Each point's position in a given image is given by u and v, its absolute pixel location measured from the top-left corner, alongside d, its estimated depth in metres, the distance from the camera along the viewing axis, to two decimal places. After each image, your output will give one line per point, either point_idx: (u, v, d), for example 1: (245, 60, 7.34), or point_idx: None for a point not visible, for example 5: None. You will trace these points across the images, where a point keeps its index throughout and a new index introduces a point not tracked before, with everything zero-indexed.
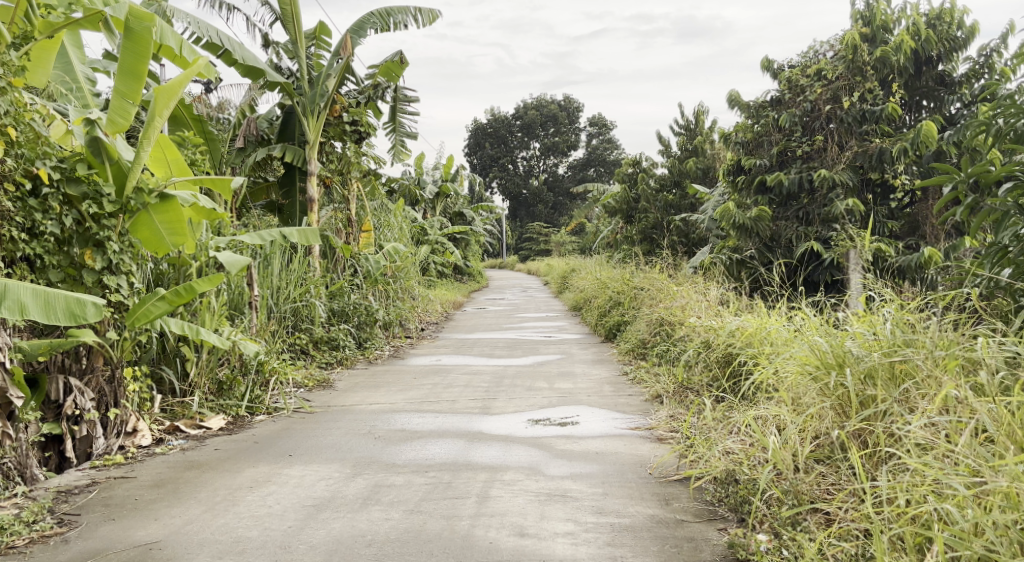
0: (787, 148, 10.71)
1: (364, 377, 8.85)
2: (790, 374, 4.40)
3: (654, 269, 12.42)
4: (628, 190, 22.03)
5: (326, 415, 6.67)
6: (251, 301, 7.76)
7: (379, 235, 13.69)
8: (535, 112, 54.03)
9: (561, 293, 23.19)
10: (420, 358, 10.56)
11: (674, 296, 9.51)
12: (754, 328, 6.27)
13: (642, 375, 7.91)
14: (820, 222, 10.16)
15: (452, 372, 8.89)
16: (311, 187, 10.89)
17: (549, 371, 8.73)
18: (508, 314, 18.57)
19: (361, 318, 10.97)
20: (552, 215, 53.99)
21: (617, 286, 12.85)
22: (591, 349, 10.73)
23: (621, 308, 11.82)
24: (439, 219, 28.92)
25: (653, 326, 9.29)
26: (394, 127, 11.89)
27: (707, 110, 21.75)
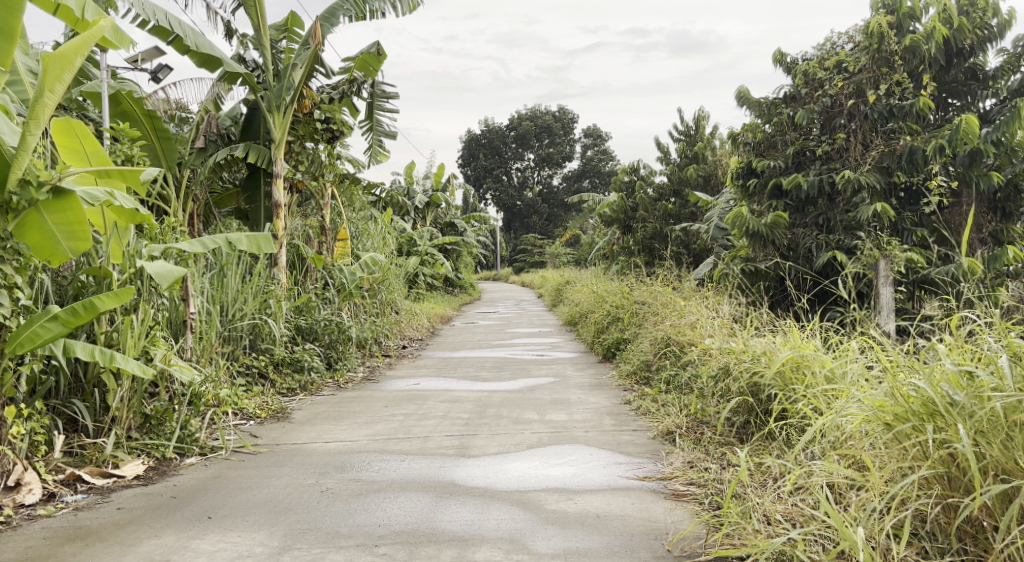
0: (804, 148, 9.68)
1: (328, 405, 7.78)
2: (864, 419, 3.80)
3: (656, 281, 11.37)
4: (625, 199, 21.03)
5: (273, 457, 5.61)
6: (187, 320, 6.61)
7: (358, 246, 12.63)
8: (530, 122, 53.13)
9: (555, 306, 22.16)
10: (397, 381, 9.50)
11: (680, 312, 8.47)
12: (789, 369, 5.24)
13: (646, 404, 6.84)
14: (842, 229, 9.15)
15: (429, 399, 7.82)
16: (277, 191, 9.88)
17: (538, 398, 7.66)
18: (499, 328, 17.53)
19: (332, 335, 9.92)
20: (546, 226, 53.04)
21: (614, 300, 11.82)
22: (588, 371, 9.68)
23: (619, 325, 10.77)
24: (429, 229, 27.90)
25: (656, 346, 8.24)
26: (371, 126, 10.84)
27: (708, 115, 20.75)
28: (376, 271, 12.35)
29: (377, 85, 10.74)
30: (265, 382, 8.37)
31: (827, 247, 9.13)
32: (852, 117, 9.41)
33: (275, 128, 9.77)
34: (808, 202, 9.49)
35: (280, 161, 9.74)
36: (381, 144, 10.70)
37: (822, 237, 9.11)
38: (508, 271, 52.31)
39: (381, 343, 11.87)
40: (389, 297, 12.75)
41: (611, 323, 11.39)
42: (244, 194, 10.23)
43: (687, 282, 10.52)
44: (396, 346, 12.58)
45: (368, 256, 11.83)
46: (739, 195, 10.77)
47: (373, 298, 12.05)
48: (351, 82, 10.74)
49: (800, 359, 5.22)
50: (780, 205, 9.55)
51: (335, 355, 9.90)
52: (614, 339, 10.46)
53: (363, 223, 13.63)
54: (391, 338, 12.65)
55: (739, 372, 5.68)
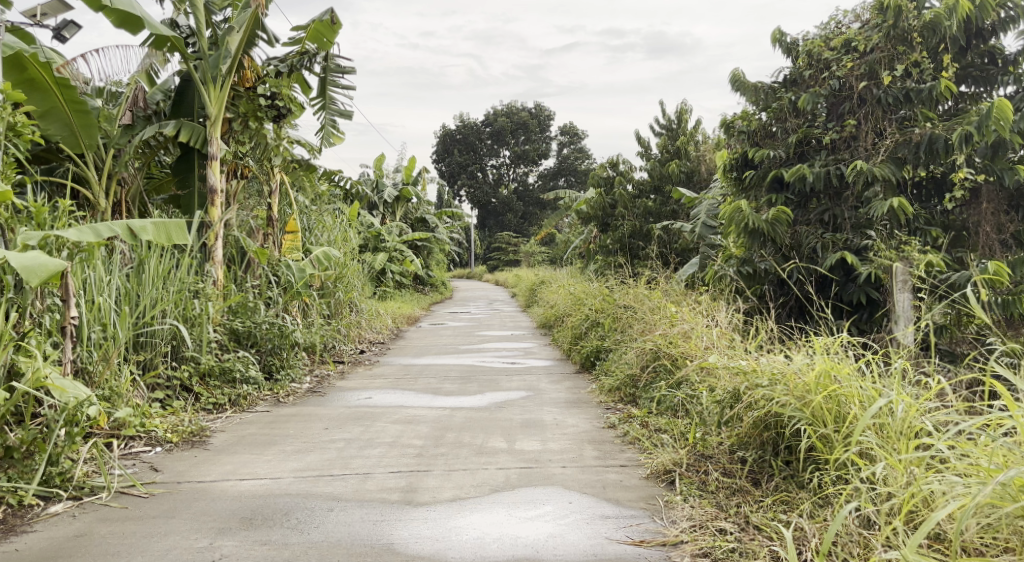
0: (808, 136, 8.53)
1: (259, 425, 6.61)
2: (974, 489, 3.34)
3: (641, 284, 10.27)
4: (604, 195, 20.01)
5: (169, 502, 4.47)
6: (66, 325, 5.28)
7: (310, 240, 11.38)
8: (506, 118, 52.03)
9: (528, 308, 21.07)
10: (347, 393, 8.34)
11: (669, 319, 7.35)
12: (827, 403, 4.21)
13: (635, 431, 5.75)
14: (850, 228, 8.07)
15: (379, 420, 6.67)
16: (213, 174, 8.72)
17: (507, 420, 6.54)
18: (468, 330, 16.43)
19: (272, 340, 8.74)
20: (521, 224, 51.95)
21: (594, 304, 10.72)
22: (564, 383, 8.58)
23: (601, 332, 9.66)
24: (398, 225, 26.69)
25: (643, 358, 7.14)
26: (324, 104, 9.73)
27: (692, 109, 19.72)
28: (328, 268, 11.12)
29: (330, 59, 9.72)
30: (187, 396, 7.18)
31: (833, 248, 8.05)
32: (863, 102, 8.32)
33: (210, 103, 8.61)
34: (816, 195, 8.37)
35: (215, 140, 8.60)
36: (335, 123, 9.58)
37: (828, 235, 8.02)
38: (482, 269, 51.17)
39: (333, 348, 10.66)
40: (346, 298, 11.54)
41: (590, 331, 10.23)
42: (175, 178, 9.00)
43: (676, 284, 9.39)
44: (350, 350, 11.37)
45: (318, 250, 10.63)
46: (734, 189, 9.70)
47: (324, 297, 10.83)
48: (301, 54, 9.60)
49: (846, 393, 4.17)
50: (781, 199, 8.44)
51: (271, 362, 8.75)
52: (595, 347, 9.36)
53: (317, 214, 12.39)
54: (345, 342, 11.42)
55: (759, 405, 4.58)
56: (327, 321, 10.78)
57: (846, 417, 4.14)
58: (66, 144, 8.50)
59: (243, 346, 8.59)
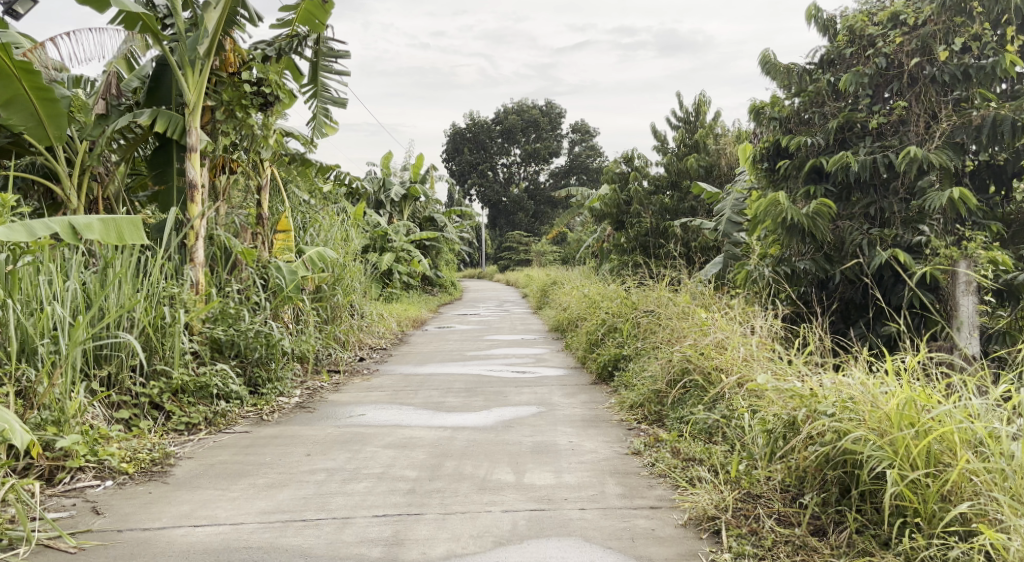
0: (851, 120, 7.65)
1: (234, 450, 5.82)
2: None
3: (662, 286, 9.44)
4: (618, 192, 19.20)
5: (100, 560, 3.67)
6: None
7: (304, 240, 10.58)
8: (517, 116, 51.25)
9: (540, 310, 20.28)
10: (339, 409, 7.55)
11: (697, 326, 6.51)
12: (918, 442, 3.46)
13: (665, 461, 4.93)
14: (900, 222, 7.16)
15: (369, 444, 5.86)
16: (192, 168, 7.94)
17: (516, 444, 5.73)
18: (477, 335, 15.64)
19: (258, 349, 7.97)
20: (532, 223, 51.17)
21: (611, 308, 9.88)
22: (579, 396, 7.76)
23: (622, 339, 8.82)
24: (406, 224, 25.94)
25: (669, 372, 6.31)
26: (316, 90, 8.95)
27: (710, 101, 18.87)
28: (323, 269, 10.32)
29: (323, 43, 9.01)
30: (157, 415, 6.40)
31: (881, 245, 7.18)
32: (912, 82, 7.44)
33: (189, 91, 7.84)
34: (860, 186, 7.50)
35: (194, 130, 7.83)
36: (327, 111, 8.81)
37: (875, 231, 7.14)
38: (493, 269, 50.40)
39: (329, 356, 9.86)
40: (344, 301, 10.76)
41: (608, 338, 9.37)
42: (152, 172, 8.22)
43: (703, 285, 8.54)
44: (348, 358, 10.56)
45: (311, 251, 9.83)
46: (765, 181, 8.83)
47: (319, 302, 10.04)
48: (292, 37, 8.86)
49: (943, 432, 3.46)
50: (821, 190, 7.57)
51: (256, 374, 7.96)
52: (614, 356, 8.53)
53: (312, 212, 11.59)
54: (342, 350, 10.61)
55: (826, 439, 3.75)
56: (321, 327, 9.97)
57: (943, 462, 3.42)
58: (32, 136, 7.75)
59: (225, 357, 7.81)
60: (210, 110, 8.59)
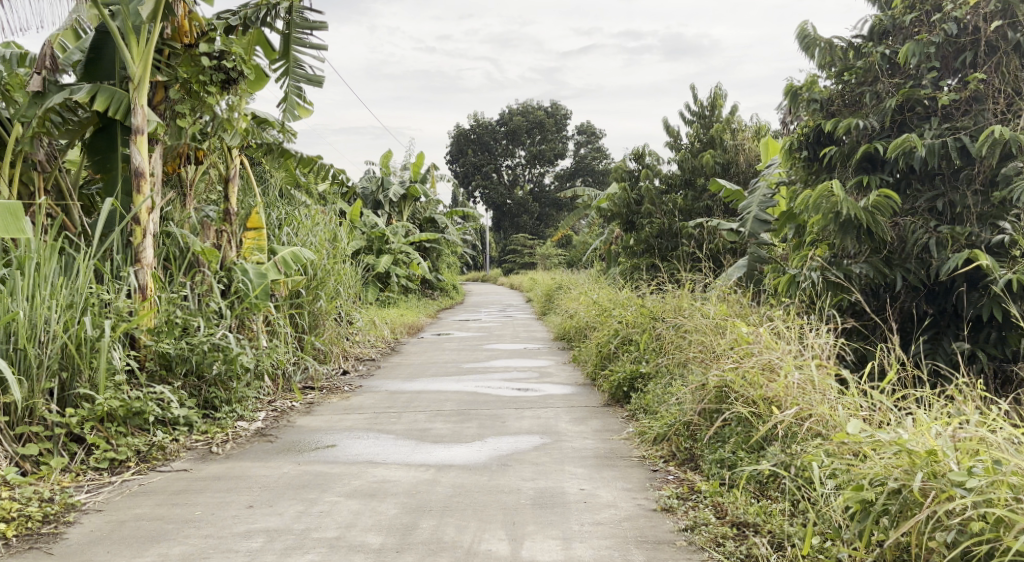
0: (913, 98, 6.48)
1: (161, 497, 4.67)
2: None
3: (684, 294, 8.26)
4: (628, 191, 18.12)
5: None
6: None
7: (280, 240, 9.43)
8: (522, 117, 50.10)
9: (544, 316, 19.13)
10: (306, 438, 6.40)
11: (733, 343, 5.35)
12: None
13: (712, 530, 3.76)
14: (976, 219, 6.03)
15: (329, 491, 4.71)
16: (136, 153, 6.80)
17: (512, 494, 4.56)
18: (477, 343, 14.50)
19: (215, 365, 6.84)
20: (536, 226, 50.07)
21: (626, 318, 8.72)
22: (590, 422, 6.59)
23: (642, 357, 7.66)
24: (404, 226, 24.85)
25: (703, 400, 5.13)
26: (287, 66, 7.85)
27: (727, 94, 17.78)
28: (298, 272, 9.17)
29: (296, 10, 7.79)
30: (76, 450, 5.26)
31: (952, 245, 5.98)
32: (989, 52, 6.31)
33: (133, 61, 6.73)
34: (925, 174, 6.32)
35: (139, 107, 6.69)
36: (300, 89, 7.69)
37: (946, 228, 5.93)
38: (496, 272, 49.27)
39: (301, 370, 8.70)
40: (328, 308, 9.63)
41: (623, 353, 8.19)
42: (92, 159, 7.09)
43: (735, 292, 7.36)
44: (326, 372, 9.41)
45: (284, 251, 8.67)
46: (804, 173, 7.64)
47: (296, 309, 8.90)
48: (261, 5, 7.61)
49: None
50: (876, 180, 6.36)
51: (212, 395, 6.83)
52: (632, 373, 7.37)
53: (290, 210, 10.42)
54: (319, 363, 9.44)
55: (971, 526, 2.92)
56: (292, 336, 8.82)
57: None
58: None
59: (176, 375, 6.68)
60: (163, 87, 7.45)
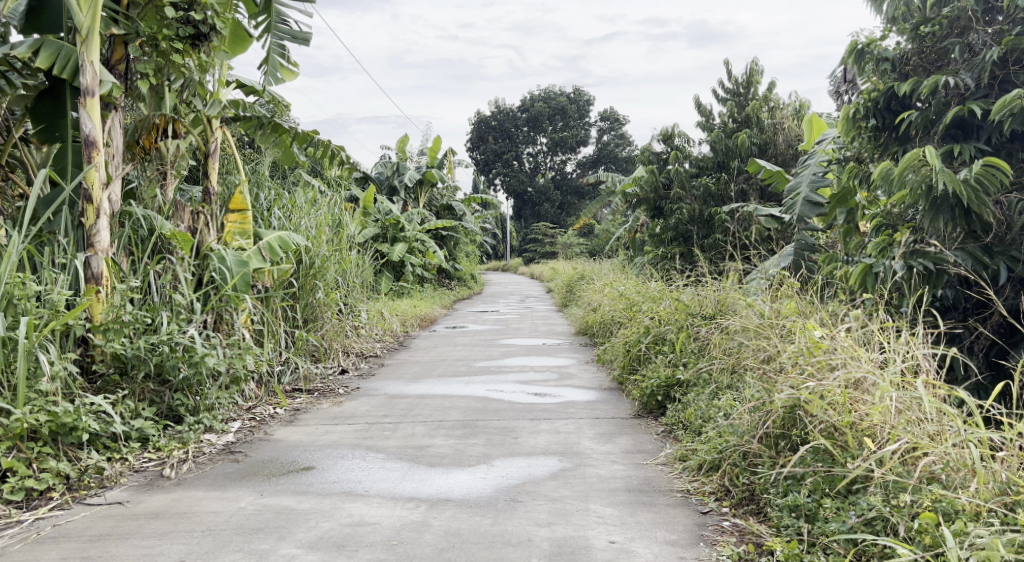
0: (1016, 49, 5.55)
1: (72, 546, 3.66)
2: None
3: (727, 290, 7.17)
4: (657, 174, 17.31)
5: None
6: None
7: (271, 224, 8.44)
8: (544, 103, 49.02)
9: (565, 307, 18.15)
10: (280, 456, 5.37)
11: (803, 351, 4.27)
12: None
13: None
14: None
15: (287, 540, 3.68)
16: (85, 119, 5.80)
17: (521, 549, 3.52)
18: (493, 337, 13.53)
19: (180, 368, 5.80)
20: (558, 215, 48.86)
21: (660, 314, 7.68)
22: (618, 440, 5.55)
23: (681, 362, 6.61)
24: (421, 213, 23.80)
25: (764, 425, 4.05)
26: (269, 20, 6.80)
27: (763, 70, 16.98)
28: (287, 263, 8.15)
29: None
30: None
31: None
32: None
33: (78, 9, 5.74)
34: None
35: (89, 64, 5.71)
36: (285, 48, 6.74)
37: None
38: (516, 262, 48.27)
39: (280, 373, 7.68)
40: (327, 300, 8.90)
41: (656, 355, 7.13)
42: (37, 126, 6.06)
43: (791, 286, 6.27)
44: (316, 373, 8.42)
45: (268, 237, 7.67)
46: (869, 145, 6.74)
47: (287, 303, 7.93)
48: None
49: None
50: (971, 150, 5.42)
51: (176, 403, 5.81)
52: (670, 381, 6.33)
53: (285, 193, 9.44)
54: (310, 363, 8.45)
55: None
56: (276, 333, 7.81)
57: None
58: None
59: (133, 381, 5.66)
60: (124, 43, 6.40)
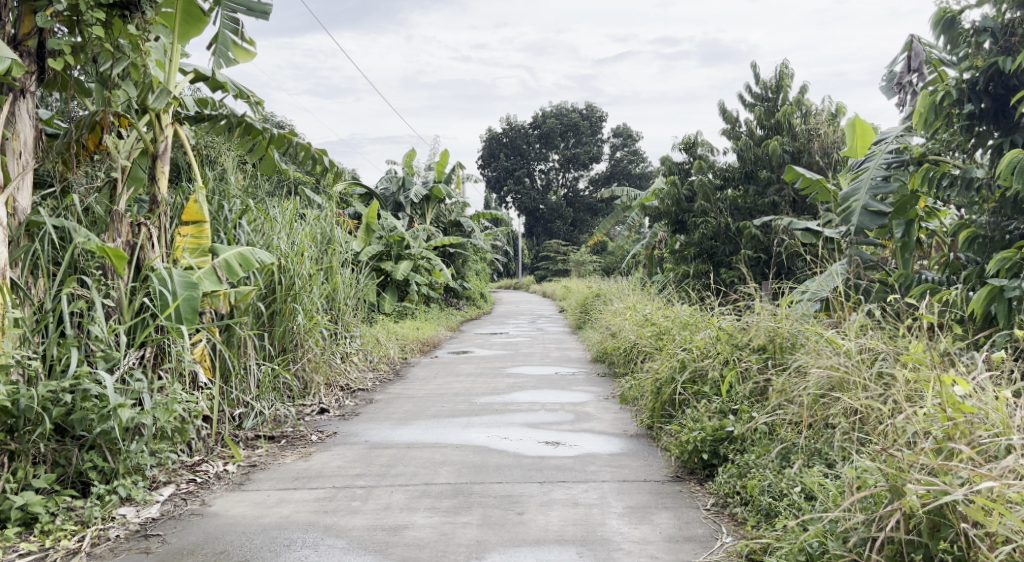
0: None
1: None
2: None
3: (780, 317, 5.87)
4: (679, 186, 16.08)
5: None
6: None
7: (237, 240, 7.21)
8: (556, 119, 47.92)
9: (580, 329, 16.88)
10: (208, 540, 4.08)
11: (934, 412, 3.08)
12: None
13: None
14: None
15: None
16: None
17: None
18: (501, 364, 12.26)
19: (93, 422, 4.49)
20: (571, 231, 47.58)
21: (698, 346, 6.39)
22: (655, 521, 4.25)
23: (730, 410, 5.33)
24: (427, 229, 22.52)
25: (886, 529, 2.88)
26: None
27: (793, 74, 15.79)
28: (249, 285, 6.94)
29: None
30: None
31: None
32: None
33: None
34: None
35: None
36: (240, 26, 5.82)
37: None
38: (529, 281, 47.05)
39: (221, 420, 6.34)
40: (308, 326, 8.27)
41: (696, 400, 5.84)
42: None
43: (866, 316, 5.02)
44: (280, 417, 7.11)
45: (225, 253, 6.40)
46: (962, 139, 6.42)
47: (253, 334, 6.74)
48: None
49: None
50: None
51: (86, 465, 4.48)
52: (715, 434, 5.05)
53: (257, 205, 8.23)
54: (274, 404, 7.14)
55: None
56: (223, 368, 6.57)
57: None
58: None
59: (29, 438, 4.36)
60: (33, 13, 5.16)
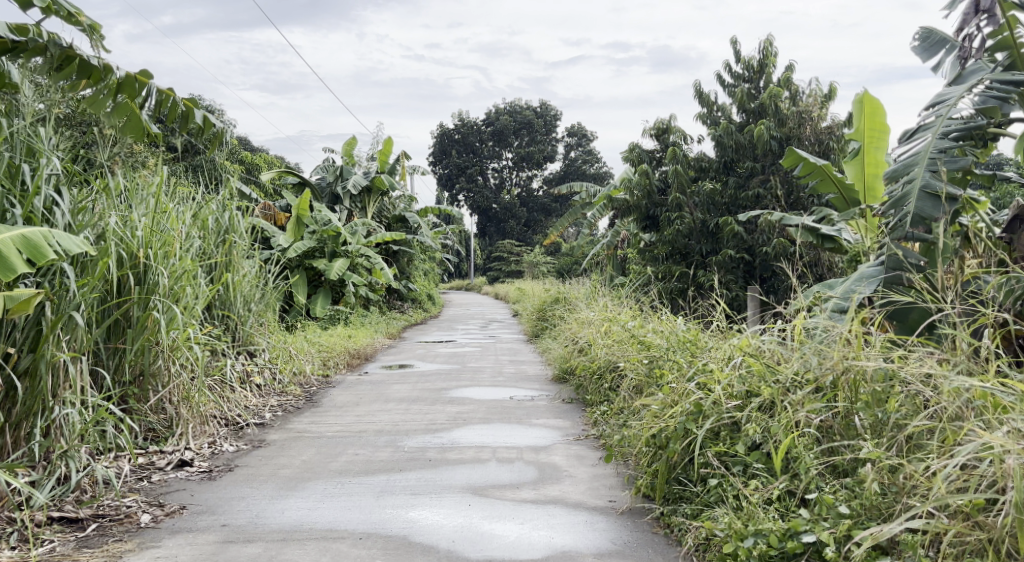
0: None
1: None
2: None
3: (856, 344, 3.83)
4: (650, 176, 14.07)
5: None
6: None
7: (48, 221, 5.01)
8: (510, 116, 45.76)
9: (537, 339, 14.79)
10: None
11: None
12: None
13: None
14: None
15: None
16: None
17: None
18: (443, 383, 10.07)
19: None
20: (523, 232, 45.58)
21: (721, 381, 4.33)
22: None
23: (800, 498, 3.32)
24: (367, 224, 20.18)
25: None
26: None
27: (777, 51, 13.91)
28: (73, 301, 4.91)
29: None
30: None
31: None
32: None
33: None
34: None
35: None
36: None
37: None
38: (482, 282, 44.99)
39: None
40: (166, 351, 6.16)
41: (731, 475, 3.79)
42: None
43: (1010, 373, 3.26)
44: (103, 480, 4.79)
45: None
46: None
47: (70, 356, 4.68)
48: None
49: None
50: None
51: None
52: (783, 546, 3.02)
53: (95, 174, 5.95)
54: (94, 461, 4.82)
55: None
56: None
57: None
58: None
59: None
60: None
